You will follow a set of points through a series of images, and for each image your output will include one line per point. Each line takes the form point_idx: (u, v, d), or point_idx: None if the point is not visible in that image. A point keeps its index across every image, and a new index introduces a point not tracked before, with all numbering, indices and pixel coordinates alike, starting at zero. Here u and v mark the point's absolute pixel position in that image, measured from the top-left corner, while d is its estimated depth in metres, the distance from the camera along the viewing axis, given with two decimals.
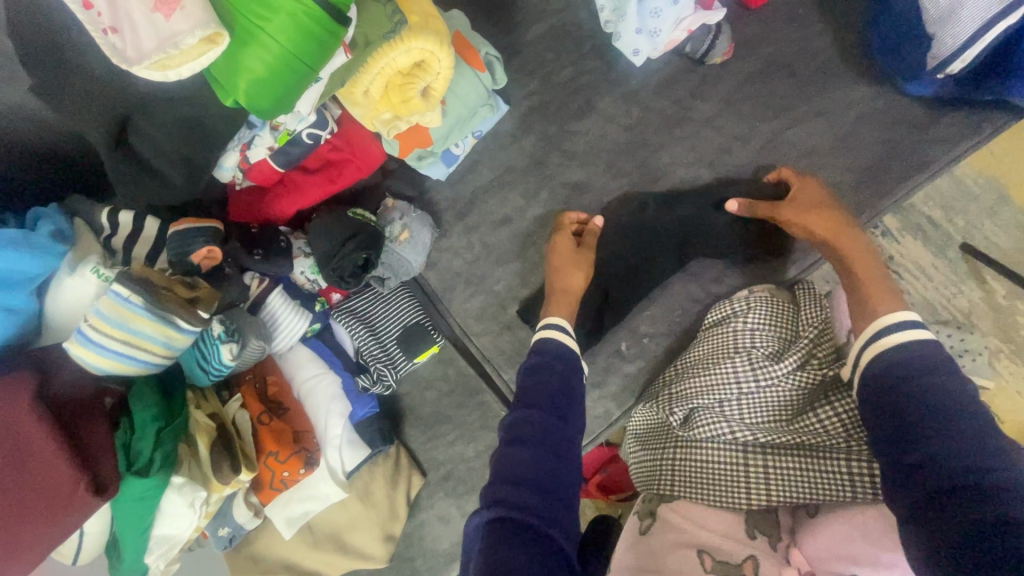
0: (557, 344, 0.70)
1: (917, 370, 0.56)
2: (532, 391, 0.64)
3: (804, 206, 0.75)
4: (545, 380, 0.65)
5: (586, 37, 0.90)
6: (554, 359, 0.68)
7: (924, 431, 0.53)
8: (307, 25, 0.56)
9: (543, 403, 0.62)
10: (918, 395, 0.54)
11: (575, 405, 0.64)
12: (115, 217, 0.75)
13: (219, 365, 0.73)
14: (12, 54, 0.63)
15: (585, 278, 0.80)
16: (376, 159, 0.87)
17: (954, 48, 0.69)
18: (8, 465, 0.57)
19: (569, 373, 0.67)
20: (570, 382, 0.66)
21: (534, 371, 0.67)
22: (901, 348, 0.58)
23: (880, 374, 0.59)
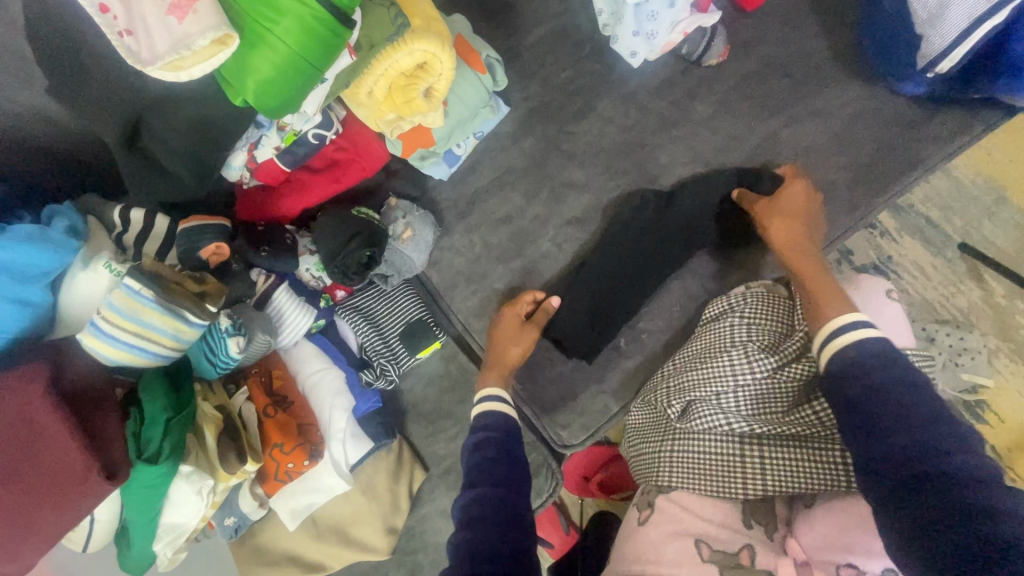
0: (497, 416, 0.76)
1: (871, 368, 0.58)
2: (473, 466, 0.69)
3: (779, 211, 0.77)
4: (489, 450, 0.70)
5: (585, 41, 0.93)
6: (498, 429, 0.74)
7: (883, 425, 0.54)
8: (313, 27, 0.58)
9: (490, 479, 0.66)
10: (876, 389, 0.56)
11: (520, 467, 0.69)
12: (127, 215, 0.76)
13: (226, 358, 0.75)
14: (30, 57, 0.65)
15: (522, 352, 0.85)
16: (379, 159, 0.89)
17: (943, 46, 0.69)
18: (22, 452, 0.59)
19: (511, 441, 0.72)
20: (514, 450, 0.71)
21: (479, 445, 0.72)
22: (852, 348, 0.60)
23: (842, 367, 0.60)
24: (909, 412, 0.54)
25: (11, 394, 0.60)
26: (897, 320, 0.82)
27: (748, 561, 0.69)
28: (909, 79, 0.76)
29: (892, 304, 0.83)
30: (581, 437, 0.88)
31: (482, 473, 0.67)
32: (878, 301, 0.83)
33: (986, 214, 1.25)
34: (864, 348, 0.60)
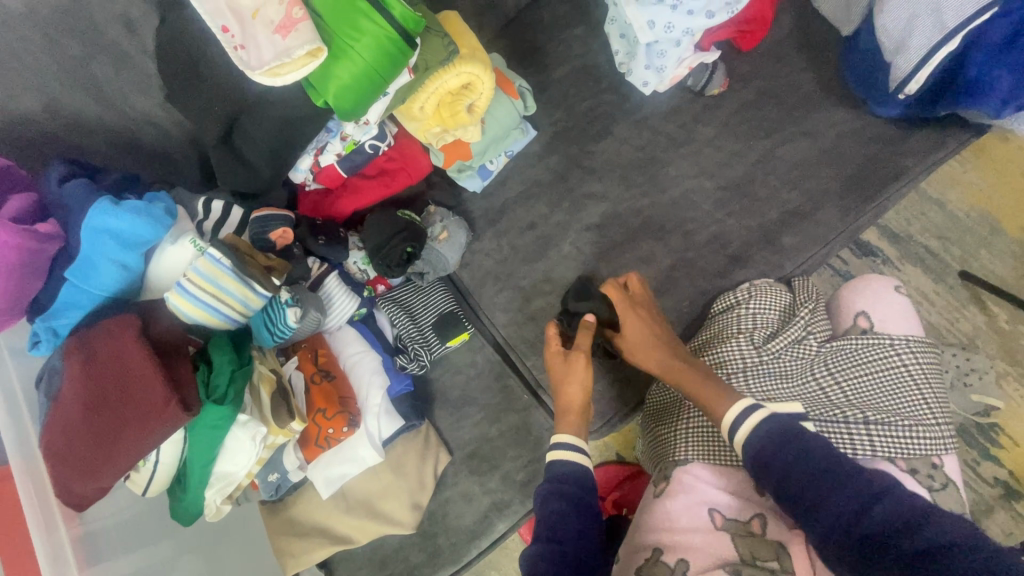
0: (574, 467, 0.75)
1: (780, 452, 0.65)
2: (546, 522, 0.70)
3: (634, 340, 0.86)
4: (559, 506, 0.71)
5: (603, 76, 1.08)
6: (574, 484, 0.73)
7: (812, 500, 0.62)
8: (386, 46, 0.73)
9: (561, 538, 0.69)
10: (791, 470, 0.64)
11: (586, 521, 0.71)
12: (209, 205, 0.89)
13: (284, 326, 0.84)
14: (152, 72, 0.82)
15: (581, 390, 0.82)
16: (423, 169, 1.02)
17: (907, 71, 0.82)
18: (118, 385, 0.68)
19: (585, 497, 0.72)
20: (585, 500, 0.72)
21: (549, 499, 0.72)
22: (752, 439, 0.68)
23: (754, 458, 0.67)
24: (824, 475, 0.62)
25: (114, 336, 0.70)
26: (906, 310, 0.90)
27: (758, 529, 0.75)
28: (884, 103, 0.88)
29: (899, 296, 0.91)
30: (597, 424, 0.95)
31: (552, 532, 0.69)
32: (886, 292, 0.91)
33: (982, 244, 1.33)
34: (759, 437, 0.68)
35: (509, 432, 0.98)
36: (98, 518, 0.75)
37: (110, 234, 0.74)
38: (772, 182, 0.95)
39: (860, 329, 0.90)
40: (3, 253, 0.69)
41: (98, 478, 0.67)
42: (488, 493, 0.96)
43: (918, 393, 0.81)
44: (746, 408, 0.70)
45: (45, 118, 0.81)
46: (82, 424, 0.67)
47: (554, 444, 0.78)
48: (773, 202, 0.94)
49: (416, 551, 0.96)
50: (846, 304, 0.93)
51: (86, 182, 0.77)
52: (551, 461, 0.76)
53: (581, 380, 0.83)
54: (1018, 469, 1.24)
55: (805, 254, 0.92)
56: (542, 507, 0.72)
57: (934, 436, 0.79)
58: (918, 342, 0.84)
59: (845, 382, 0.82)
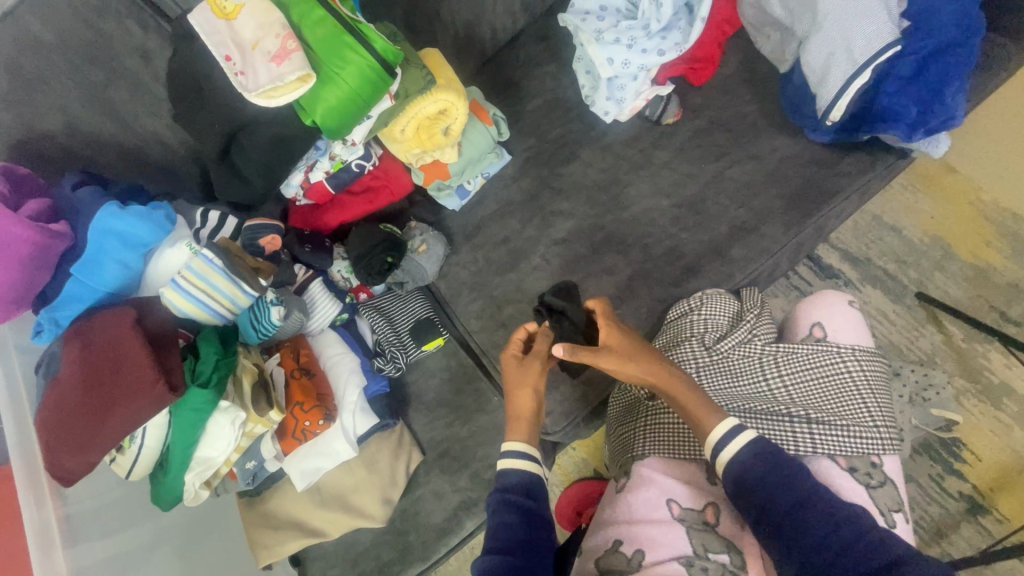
0: (522, 477, 0.78)
1: (762, 478, 0.69)
2: (495, 531, 0.73)
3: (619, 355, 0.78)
4: (508, 515, 0.74)
5: (572, 108, 1.19)
6: (521, 492, 0.76)
7: (792, 526, 0.66)
8: (368, 73, 0.84)
9: (508, 545, 0.71)
10: (772, 493, 0.68)
11: (536, 531, 0.74)
12: (206, 215, 0.97)
13: (267, 324, 0.91)
14: (162, 97, 0.92)
15: (535, 394, 0.84)
16: (405, 186, 1.12)
17: (829, 100, 0.91)
18: (112, 367, 0.75)
19: (531, 505, 0.75)
20: (536, 511, 0.75)
21: (500, 508, 0.75)
22: (734, 462, 0.71)
23: (733, 482, 0.71)
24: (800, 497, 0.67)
25: (112, 324, 0.78)
26: (859, 322, 0.88)
27: (712, 518, 0.76)
28: (818, 129, 0.99)
29: (852, 308, 0.90)
30: (562, 424, 0.99)
31: (501, 541, 0.72)
32: (840, 304, 0.90)
33: (937, 267, 1.41)
34: (743, 459, 0.71)
35: (478, 432, 1.03)
36: (85, 499, 0.81)
37: (114, 235, 0.83)
38: (722, 201, 1.04)
39: (814, 338, 0.88)
40: (18, 246, 0.76)
41: (85, 453, 0.73)
42: (457, 491, 1.01)
43: (863, 398, 0.80)
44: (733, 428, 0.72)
45: (65, 134, 0.90)
46: (77, 402, 0.74)
47: (503, 452, 0.80)
48: (722, 218, 1.03)
49: (387, 549, 1.00)
50: (802, 314, 0.92)
51: (95, 189, 0.86)
52: (504, 470, 0.79)
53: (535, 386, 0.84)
54: (981, 483, 1.27)
55: (752, 265, 0.99)
56: (493, 517, 0.75)
57: (876, 438, 0.78)
58: (866, 351, 0.83)
59: (791, 383, 0.83)
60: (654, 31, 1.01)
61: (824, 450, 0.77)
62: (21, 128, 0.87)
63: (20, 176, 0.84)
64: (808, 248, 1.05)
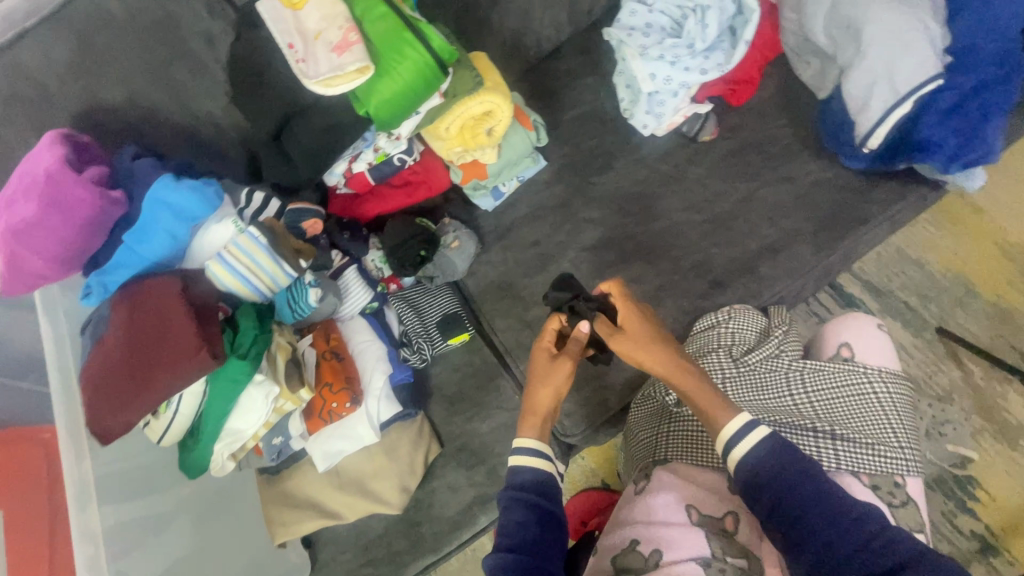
0: (535, 475, 0.77)
1: (777, 473, 0.69)
2: (506, 528, 0.73)
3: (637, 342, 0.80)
4: (520, 512, 0.73)
5: (609, 119, 1.21)
6: (534, 491, 0.76)
7: (806, 525, 0.66)
8: (424, 69, 0.87)
9: (519, 546, 0.71)
10: (785, 494, 0.68)
11: (547, 529, 0.73)
12: (251, 195, 0.99)
13: (305, 306, 0.94)
14: (220, 79, 0.96)
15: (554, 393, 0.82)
16: (442, 184, 1.15)
17: (868, 128, 0.93)
18: (157, 331, 0.77)
19: (543, 504, 0.75)
20: (547, 508, 0.75)
21: (509, 505, 0.75)
22: (746, 460, 0.71)
23: (746, 478, 0.71)
24: (811, 496, 0.68)
25: (159, 290, 0.80)
26: (889, 344, 0.89)
27: (731, 527, 0.76)
28: (853, 156, 1.01)
29: (881, 331, 0.90)
30: (580, 427, 1.00)
31: (512, 540, 0.72)
32: (868, 326, 0.90)
33: (958, 303, 1.42)
34: (758, 455, 0.71)
35: (497, 429, 1.04)
36: (121, 459, 0.85)
37: (167, 207, 0.86)
38: (754, 219, 1.05)
39: (842, 358, 0.89)
40: (79, 209, 0.79)
41: (125, 412, 0.75)
42: (473, 486, 1.01)
43: (888, 419, 0.81)
44: (747, 426, 0.72)
45: (126, 108, 0.94)
46: (121, 363, 0.76)
47: (516, 449, 0.79)
48: (752, 237, 1.04)
49: (399, 538, 1.00)
50: (830, 334, 0.92)
51: (153, 161, 0.89)
52: (513, 464, 0.78)
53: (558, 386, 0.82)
54: (994, 522, 1.26)
55: (779, 284, 1.01)
56: (504, 513, 0.75)
57: (899, 459, 0.78)
58: (893, 373, 0.84)
59: (817, 399, 0.84)
60: (698, 51, 1.05)
61: (848, 467, 0.78)
62: (85, 99, 0.90)
63: (81, 145, 0.85)
64: (835, 272, 1.06)
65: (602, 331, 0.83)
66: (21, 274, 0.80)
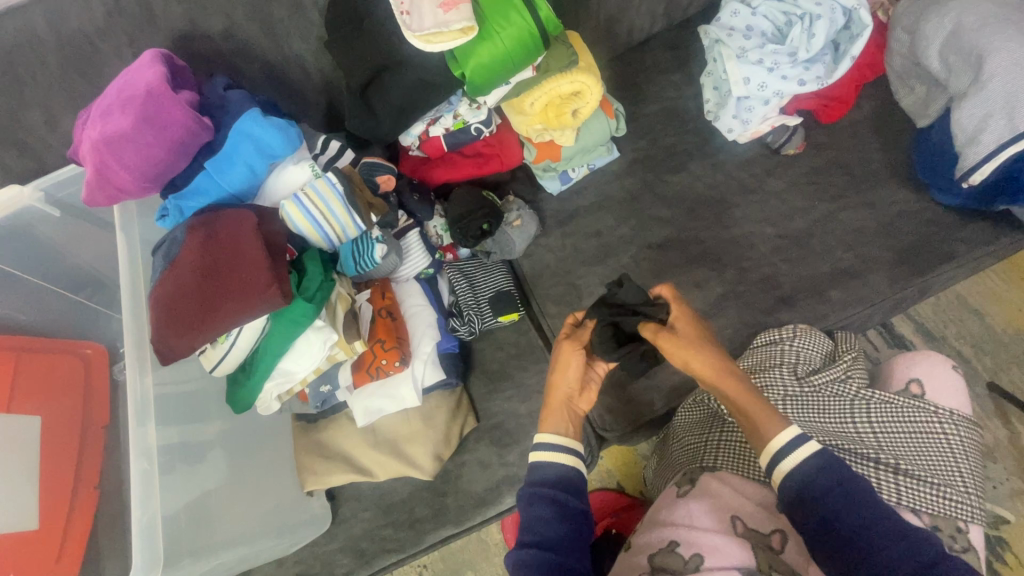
0: (558, 470, 0.75)
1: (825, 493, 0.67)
2: (529, 524, 0.73)
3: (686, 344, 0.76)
4: (543, 509, 0.72)
5: (689, 119, 1.18)
6: (556, 486, 0.74)
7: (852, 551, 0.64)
8: (526, 38, 0.86)
9: (546, 543, 0.71)
10: (835, 517, 0.66)
11: (574, 525, 0.72)
12: (328, 143, 0.99)
13: (369, 259, 0.93)
14: (317, 23, 0.96)
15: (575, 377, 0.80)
16: (514, 160, 1.13)
17: (974, 162, 0.89)
18: (232, 261, 0.77)
19: (567, 500, 0.73)
20: (572, 504, 0.73)
21: (532, 501, 0.74)
22: (796, 472, 0.69)
23: (793, 496, 0.69)
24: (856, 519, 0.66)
25: (237, 221, 0.80)
26: (960, 386, 0.89)
27: (777, 545, 0.75)
28: (947, 191, 0.97)
29: (954, 373, 0.91)
30: (622, 425, 0.97)
31: (537, 536, 0.72)
32: (941, 367, 0.91)
33: (1015, 361, 1.36)
34: (805, 471, 0.69)
35: (536, 413, 1.02)
36: (175, 382, 0.90)
37: (251, 139, 0.86)
38: (829, 240, 1.02)
39: (911, 394, 0.90)
40: (172, 130, 0.79)
41: (192, 336, 0.76)
42: (504, 465, 1.00)
43: (954, 461, 0.82)
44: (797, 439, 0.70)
45: (221, 38, 0.93)
46: (194, 287, 0.76)
47: (536, 444, 0.77)
48: (825, 258, 1.01)
49: (422, 505, 0.98)
50: (900, 368, 0.93)
51: (244, 93, 0.89)
52: (534, 459, 0.77)
53: (570, 371, 0.80)
54: None
55: (848, 311, 0.98)
56: (527, 508, 0.74)
57: (964, 504, 0.79)
58: (963, 416, 0.85)
59: (883, 431, 0.84)
60: (800, 60, 1.01)
61: (909, 502, 0.78)
62: (184, 21, 0.90)
63: (175, 68, 0.85)
64: (904, 307, 1.03)
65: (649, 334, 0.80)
66: (104, 185, 0.81)
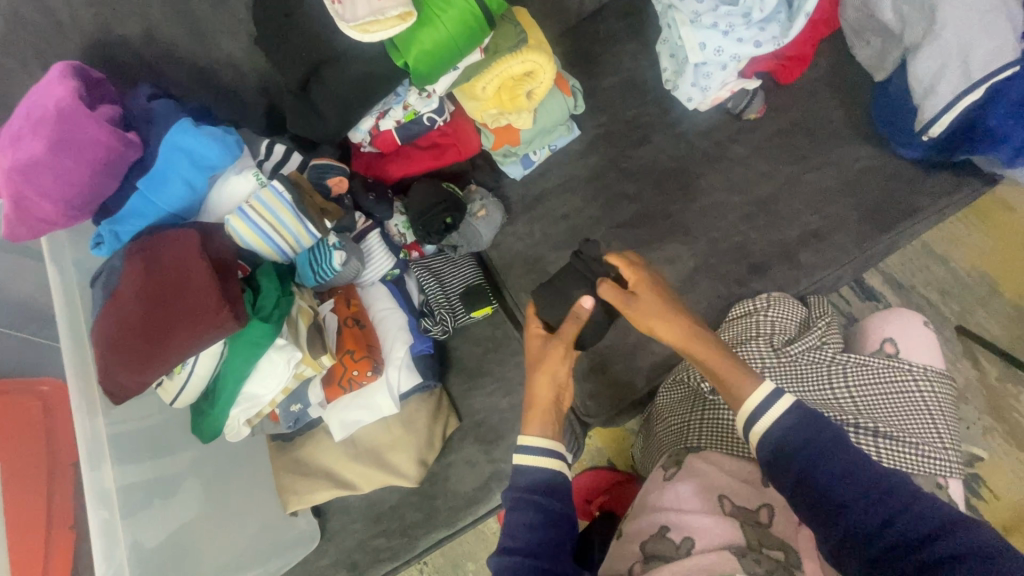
0: (544, 473, 0.73)
1: (806, 443, 0.68)
2: (512, 530, 0.71)
3: (652, 310, 0.76)
4: (524, 515, 0.70)
5: (649, 90, 1.15)
6: (541, 491, 0.72)
7: (836, 500, 0.64)
8: (468, 19, 0.81)
9: (526, 550, 0.69)
10: (816, 464, 0.66)
11: (559, 532, 0.70)
12: (272, 148, 0.93)
13: (328, 268, 0.89)
14: (244, 18, 0.88)
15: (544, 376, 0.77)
16: (472, 148, 1.08)
17: (934, 115, 0.89)
18: (178, 286, 0.72)
19: (551, 505, 0.71)
20: (557, 511, 0.71)
21: (515, 505, 0.72)
22: (771, 433, 0.70)
23: (773, 451, 0.69)
24: (837, 465, 0.66)
25: (180, 243, 0.75)
26: (932, 343, 0.91)
27: (765, 519, 0.75)
28: (909, 145, 0.97)
29: (926, 329, 0.92)
30: (604, 409, 0.97)
31: (519, 541, 0.70)
32: (914, 324, 0.93)
33: (980, 302, 1.39)
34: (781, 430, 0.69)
35: (519, 406, 1.00)
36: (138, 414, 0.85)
37: (185, 152, 0.80)
38: (796, 204, 1.01)
39: (886, 354, 0.91)
40: (91, 150, 0.73)
41: (144, 371, 0.71)
42: (491, 462, 0.98)
43: (930, 417, 0.83)
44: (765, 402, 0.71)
45: (140, 42, 0.86)
46: (138, 317, 0.71)
47: (519, 447, 0.74)
48: (792, 221, 1.00)
49: (412, 510, 0.97)
50: (875, 329, 0.95)
51: (172, 103, 0.83)
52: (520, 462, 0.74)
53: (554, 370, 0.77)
54: (995, 521, 1.25)
55: (819, 274, 0.98)
56: (510, 513, 0.72)
57: (939, 459, 0.81)
58: (937, 372, 0.86)
59: (860, 394, 0.85)
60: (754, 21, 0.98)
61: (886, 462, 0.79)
62: (97, 28, 0.82)
63: (92, 80, 0.79)
64: (872, 265, 1.03)
65: (613, 296, 0.77)
66: (26, 218, 0.75)
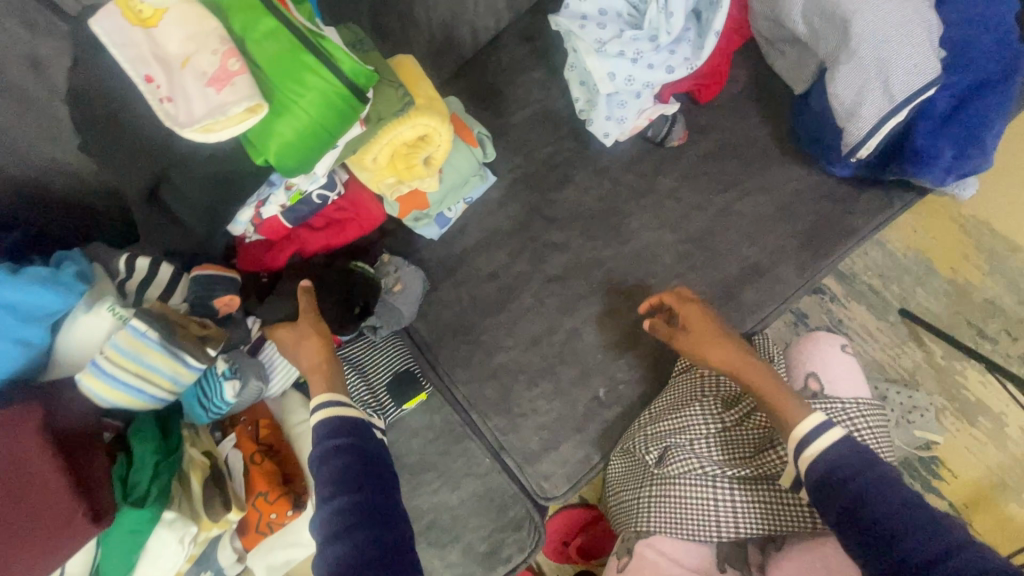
0: (339, 421, 0.75)
1: (854, 475, 0.67)
2: (327, 478, 0.70)
3: (702, 337, 0.82)
4: (339, 460, 0.71)
5: (563, 123, 1.05)
6: (344, 437, 0.73)
7: (883, 533, 0.62)
8: (333, 100, 0.68)
9: (344, 486, 0.69)
10: (865, 495, 0.65)
11: (373, 471, 0.71)
12: (132, 263, 0.78)
13: (220, 402, 0.76)
14: (64, 117, 0.72)
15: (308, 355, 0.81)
16: (376, 218, 0.95)
17: (861, 138, 0.84)
18: (10, 488, 0.59)
19: (360, 444, 0.73)
20: (371, 453, 0.73)
21: (325, 457, 0.71)
22: (822, 459, 0.69)
23: (820, 482, 0.68)
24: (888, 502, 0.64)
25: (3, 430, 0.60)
26: (851, 370, 0.89)
27: None
28: (837, 163, 0.92)
29: (844, 355, 0.91)
30: (563, 488, 0.92)
31: (336, 483, 0.69)
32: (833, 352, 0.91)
33: (919, 282, 1.38)
34: (825, 465, 0.69)
35: (470, 499, 0.91)
36: None
37: (6, 308, 0.64)
38: (731, 235, 0.95)
39: (811, 391, 0.87)
40: None
41: None
42: (448, 568, 0.89)
43: None
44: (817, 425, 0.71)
45: None
46: None
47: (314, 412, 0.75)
48: (728, 255, 0.94)
49: None
50: (797, 364, 0.91)
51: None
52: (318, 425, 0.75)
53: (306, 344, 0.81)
54: (956, 500, 1.27)
55: (763, 310, 0.92)
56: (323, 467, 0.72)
57: None
58: (864, 404, 0.84)
59: None
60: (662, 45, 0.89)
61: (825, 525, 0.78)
62: None
63: None
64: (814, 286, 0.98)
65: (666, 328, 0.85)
66: None
